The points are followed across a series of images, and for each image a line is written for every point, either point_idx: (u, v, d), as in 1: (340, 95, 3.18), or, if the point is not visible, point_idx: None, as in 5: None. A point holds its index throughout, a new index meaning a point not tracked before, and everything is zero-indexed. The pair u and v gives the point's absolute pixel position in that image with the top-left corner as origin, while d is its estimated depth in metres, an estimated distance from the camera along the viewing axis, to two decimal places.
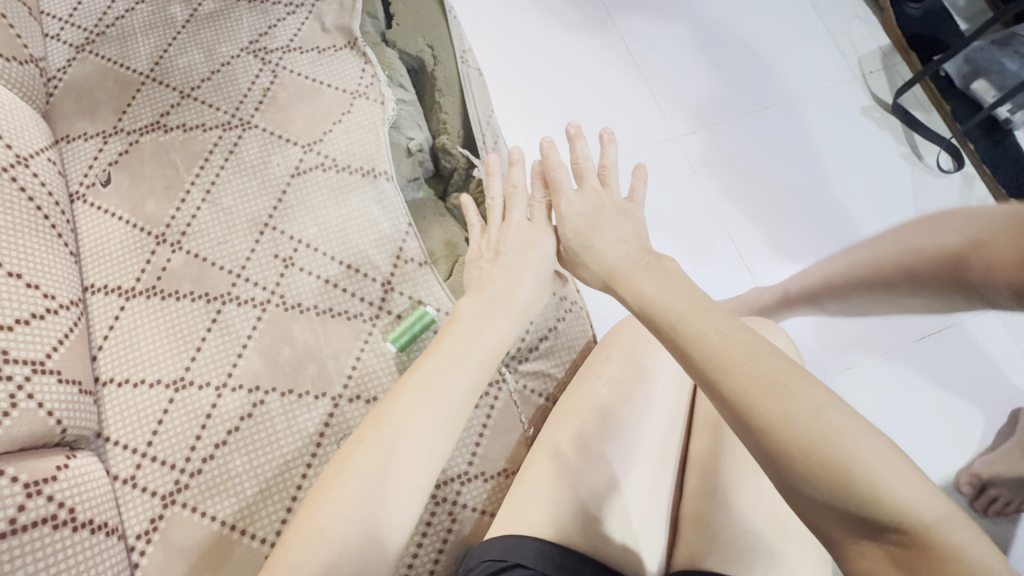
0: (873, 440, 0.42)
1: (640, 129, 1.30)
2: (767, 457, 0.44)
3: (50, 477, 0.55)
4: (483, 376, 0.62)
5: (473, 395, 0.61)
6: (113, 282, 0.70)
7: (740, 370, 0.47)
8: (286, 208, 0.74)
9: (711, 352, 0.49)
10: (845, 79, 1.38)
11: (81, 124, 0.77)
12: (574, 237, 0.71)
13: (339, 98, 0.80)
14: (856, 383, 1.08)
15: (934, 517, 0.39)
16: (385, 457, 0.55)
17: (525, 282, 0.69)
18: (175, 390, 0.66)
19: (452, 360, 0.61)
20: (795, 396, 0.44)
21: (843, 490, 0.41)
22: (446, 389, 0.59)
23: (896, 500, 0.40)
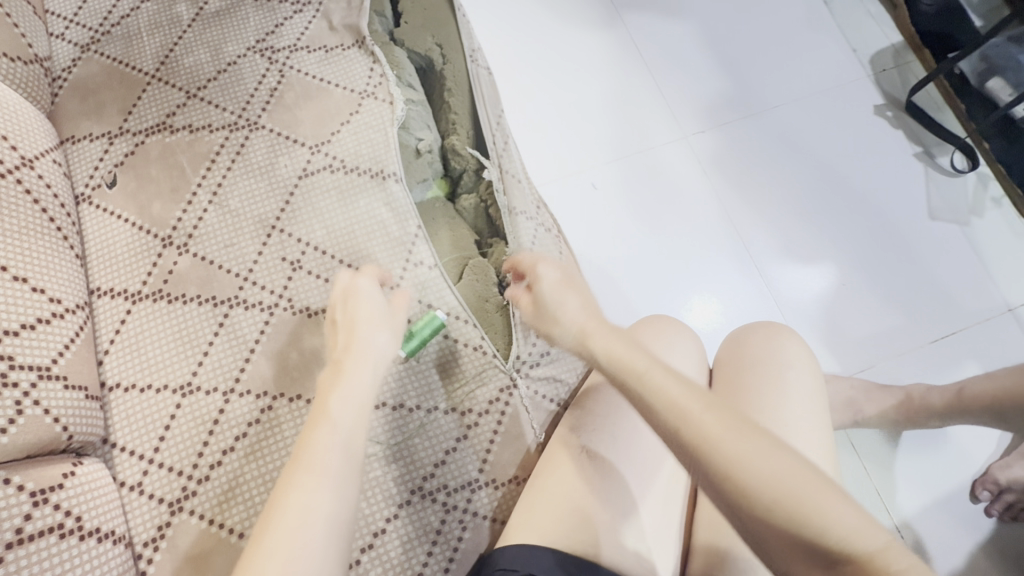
0: (816, 475, 0.41)
1: (649, 130, 1.29)
2: (729, 502, 0.42)
3: (56, 486, 0.54)
4: (356, 432, 0.52)
5: (353, 457, 0.50)
6: (119, 285, 0.69)
7: (697, 414, 0.45)
8: (293, 211, 0.73)
9: (662, 398, 0.47)
10: (857, 77, 1.36)
11: (87, 125, 0.76)
12: (548, 292, 0.59)
13: (347, 98, 0.79)
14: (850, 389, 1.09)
15: (876, 545, 0.39)
16: (288, 544, 0.43)
17: (368, 328, 0.59)
18: (182, 396, 0.65)
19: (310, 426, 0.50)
20: (749, 436, 0.43)
21: (798, 525, 0.39)
22: (321, 459, 0.48)
23: (840, 532, 0.39)
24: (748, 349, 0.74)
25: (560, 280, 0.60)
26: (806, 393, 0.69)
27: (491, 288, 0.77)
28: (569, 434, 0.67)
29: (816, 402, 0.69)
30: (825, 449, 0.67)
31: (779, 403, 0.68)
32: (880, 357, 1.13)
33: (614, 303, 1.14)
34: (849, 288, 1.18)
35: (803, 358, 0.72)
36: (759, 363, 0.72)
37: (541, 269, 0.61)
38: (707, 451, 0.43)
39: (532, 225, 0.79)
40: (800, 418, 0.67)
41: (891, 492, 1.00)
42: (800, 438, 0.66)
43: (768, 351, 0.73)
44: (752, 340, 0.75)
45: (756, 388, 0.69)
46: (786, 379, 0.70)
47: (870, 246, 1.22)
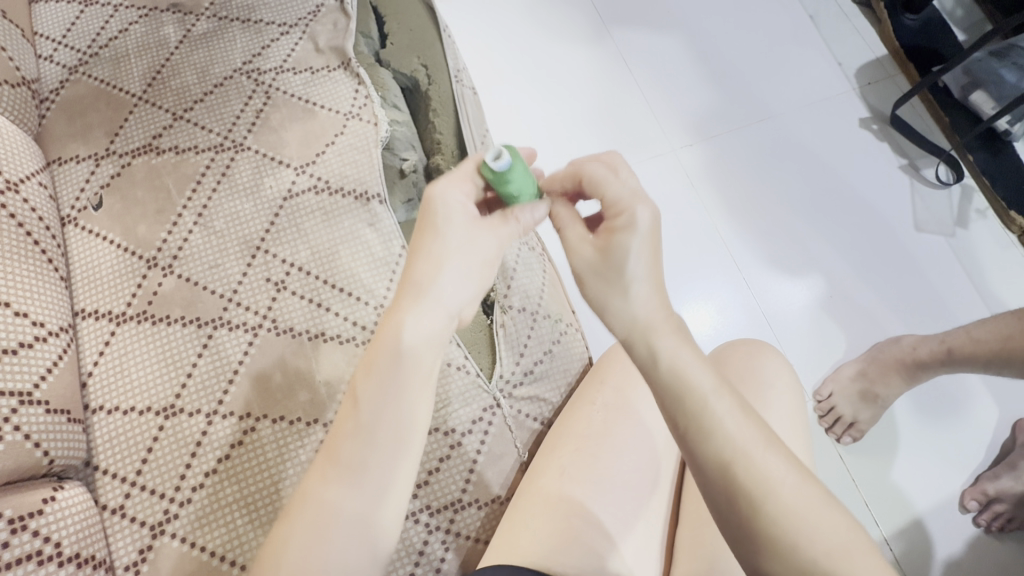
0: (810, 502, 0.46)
1: (635, 142, 1.30)
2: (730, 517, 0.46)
3: (36, 511, 0.55)
4: (419, 396, 0.55)
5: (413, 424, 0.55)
6: (104, 307, 0.69)
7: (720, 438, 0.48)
8: (278, 231, 0.74)
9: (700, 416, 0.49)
10: (843, 90, 1.37)
11: (73, 146, 0.77)
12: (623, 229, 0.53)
13: (332, 120, 0.79)
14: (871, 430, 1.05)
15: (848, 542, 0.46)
16: (324, 515, 0.51)
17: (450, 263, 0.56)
18: (164, 417, 0.65)
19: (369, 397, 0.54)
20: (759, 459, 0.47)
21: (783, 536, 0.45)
22: (371, 434, 0.53)
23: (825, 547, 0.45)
24: (731, 367, 0.74)
25: (647, 234, 0.53)
26: (786, 411, 0.70)
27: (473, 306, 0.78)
28: (552, 453, 0.67)
29: (795, 420, 0.70)
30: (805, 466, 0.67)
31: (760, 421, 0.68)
32: None
33: None
34: (836, 300, 1.19)
35: (784, 377, 0.72)
36: (741, 381, 0.72)
37: (635, 208, 0.54)
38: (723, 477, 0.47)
39: (517, 245, 0.80)
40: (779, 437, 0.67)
41: (879, 505, 1.01)
42: None
43: (751, 370, 0.72)
44: (735, 358, 0.75)
45: None
46: (768, 398, 0.70)
47: (855, 257, 1.23)
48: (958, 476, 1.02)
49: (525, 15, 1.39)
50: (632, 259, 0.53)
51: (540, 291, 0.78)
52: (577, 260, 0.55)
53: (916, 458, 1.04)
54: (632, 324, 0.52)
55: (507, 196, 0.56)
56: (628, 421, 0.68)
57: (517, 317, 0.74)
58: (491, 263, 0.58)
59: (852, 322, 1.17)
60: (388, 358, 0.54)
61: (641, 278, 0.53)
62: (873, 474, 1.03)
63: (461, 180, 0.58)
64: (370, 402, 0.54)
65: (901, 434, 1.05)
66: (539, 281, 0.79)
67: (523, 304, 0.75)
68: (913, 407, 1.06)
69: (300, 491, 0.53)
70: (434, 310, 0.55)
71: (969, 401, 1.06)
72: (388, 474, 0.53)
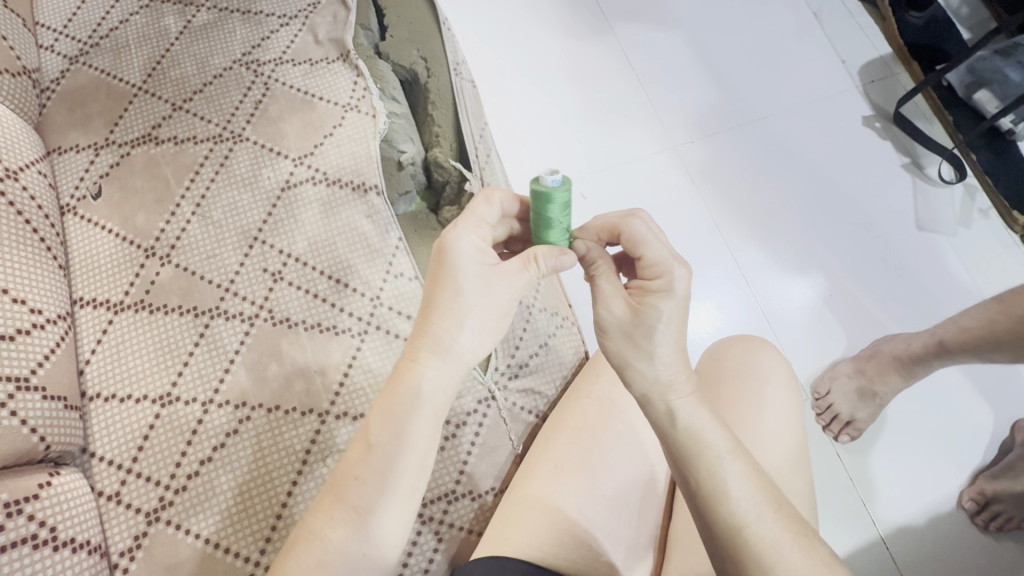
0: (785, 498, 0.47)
1: (636, 138, 1.30)
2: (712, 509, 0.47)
3: (32, 496, 0.55)
4: (431, 446, 0.58)
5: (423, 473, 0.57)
6: (102, 296, 0.70)
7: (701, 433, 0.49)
8: (276, 222, 0.74)
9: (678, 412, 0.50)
10: (845, 88, 1.37)
11: (73, 136, 0.77)
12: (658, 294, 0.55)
13: (330, 111, 0.80)
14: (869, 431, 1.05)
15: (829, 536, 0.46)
16: (328, 559, 0.52)
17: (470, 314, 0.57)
18: (161, 406, 0.65)
19: (385, 442, 0.55)
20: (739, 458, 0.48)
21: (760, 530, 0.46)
22: (387, 477, 0.55)
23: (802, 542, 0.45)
24: (728, 362, 0.73)
25: (680, 304, 0.55)
26: (782, 406, 0.69)
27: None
28: (545, 446, 0.67)
29: (791, 415, 0.69)
30: (799, 462, 0.67)
31: (754, 416, 0.68)
32: None
33: None
34: (836, 298, 1.19)
35: (781, 372, 0.72)
36: (737, 376, 0.71)
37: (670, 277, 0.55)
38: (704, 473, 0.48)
39: None
40: (774, 432, 0.67)
41: (877, 504, 1.01)
42: (773, 452, 0.66)
43: (747, 366, 0.72)
44: (732, 354, 0.74)
45: (733, 402, 0.69)
46: (763, 393, 0.70)
47: (856, 255, 1.22)
48: (957, 473, 1.02)
49: (527, 10, 1.38)
50: (661, 324, 0.55)
51: (536, 284, 0.78)
52: (605, 314, 0.57)
53: (915, 456, 1.03)
54: (648, 389, 0.56)
55: (544, 217, 0.55)
56: (623, 414, 0.68)
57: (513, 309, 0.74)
58: (508, 313, 0.60)
59: (851, 320, 1.17)
60: (401, 404, 0.56)
61: (667, 340, 0.56)
62: (872, 472, 1.03)
63: (480, 226, 0.57)
64: (387, 447, 0.55)
65: (899, 432, 1.05)
66: None
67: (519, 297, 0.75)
68: (911, 405, 1.06)
69: (301, 530, 0.54)
70: (451, 360, 0.58)
71: (966, 396, 1.06)
72: (395, 520, 0.55)
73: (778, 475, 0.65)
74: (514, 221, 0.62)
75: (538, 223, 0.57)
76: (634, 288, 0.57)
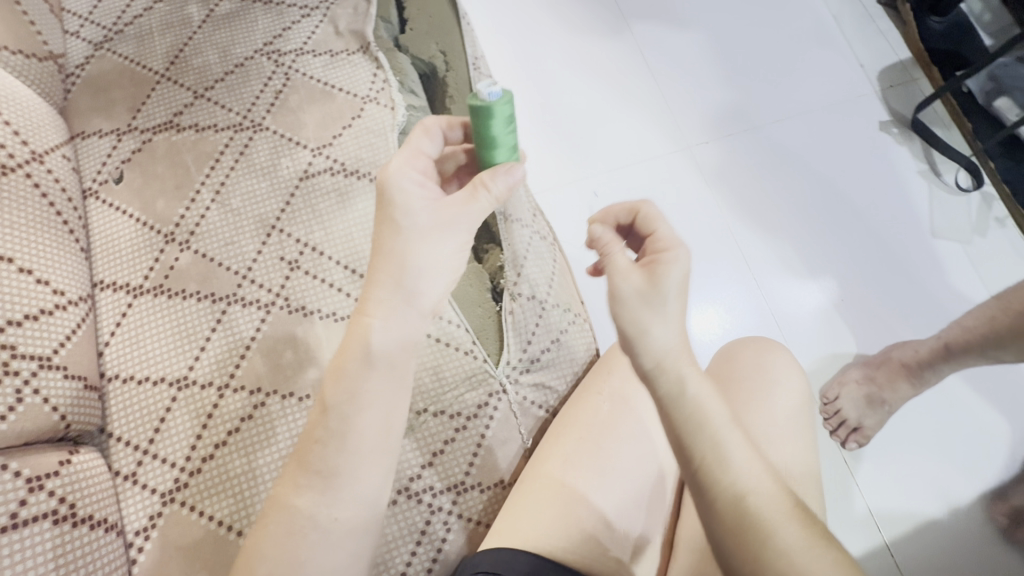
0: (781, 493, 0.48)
1: (651, 137, 1.29)
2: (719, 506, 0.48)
3: (52, 473, 0.56)
4: (396, 398, 0.57)
5: (387, 430, 0.56)
6: (122, 279, 0.71)
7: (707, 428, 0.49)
8: (294, 212, 0.75)
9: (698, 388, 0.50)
10: (863, 92, 1.36)
11: (96, 121, 0.78)
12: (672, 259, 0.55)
13: (350, 103, 0.80)
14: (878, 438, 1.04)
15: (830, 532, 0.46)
16: (302, 528, 0.53)
17: (421, 250, 0.57)
18: (178, 388, 0.66)
19: (343, 401, 0.55)
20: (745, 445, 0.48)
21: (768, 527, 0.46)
22: (349, 438, 0.54)
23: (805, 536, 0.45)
24: (739, 364, 0.73)
25: (688, 273, 0.55)
26: (793, 409, 0.69)
27: (482, 293, 0.78)
28: (555, 441, 0.68)
29: (802, 419, 0.69)
30: (809, 465, 0.67)
31: (766, 417, 0.68)
32: None
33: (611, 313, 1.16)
34: (847, 304, 1.18)
35: (793, 374, 0.72)
36: (749, 378, 0.71)
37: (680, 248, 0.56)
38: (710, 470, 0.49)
39: (528, 233, 0.80)
40: (784, 435, 0.67)
41: (883, 510, 1.01)
42: (783, 455, 0.66)
43: (760, 368, 0.72)
44: (744, 356, 0.74)
45: (744, 404, 0.69)
46: (774, 394, 0.70)
47: (869, 260, 1.22)
48: (967, 480, 1.01)
49: (546, 7, 1.38)
50: (673, 292, 0.54)
51: (549, 280, 0.78)
52: (622, 283, 0.54)
53: (926, 462, 1.03)
54: (661, 358, 0.53)
55: (488, 134, 0.55)
56: (634, 411, 0.68)
57: (526, 304, 0.74)
58: (465, 245, 0.60)
59: (862, 325, 1.17)
60: (357, 361, 0.56)
61: (676, 311, 0.55)
62: (879, 478, 1.03)
63: (416, 156, 0.60)
64: (344, 409, 0.55)
65: (909, 438, 1.04)
66: (549, 270, 0.79)
67: (532, 292, 0.75)
68: (921, 412, 1.05)
69: (271, 500, 0.55)
70: (408, 300, 0.57)
71: (978, 404, 1.05)
72: (363, 485, 0.55)
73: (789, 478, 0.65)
74: (459, 148, 0.63)
75: (482, 145, 0.57)
76: (647, 261, 0.56)
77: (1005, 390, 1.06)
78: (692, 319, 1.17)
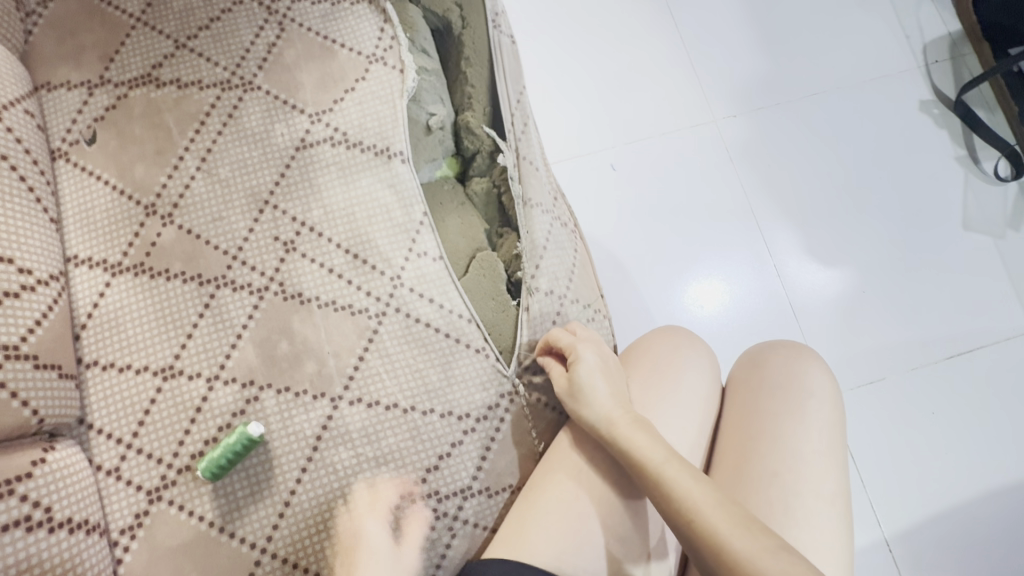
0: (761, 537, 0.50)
1: (677, 108, 1.20)
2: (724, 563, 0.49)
3: (25, 475, 0.52)
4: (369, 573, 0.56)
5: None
6: (98, 255, 0.64)
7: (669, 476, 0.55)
8: (289, 185, 0.67)
9: None
10: (906, 67, 1.25)
11: (64, 70, 0.68)
12: None
13: (353, 62, 0.71)
14: (879, 441, 1.05)
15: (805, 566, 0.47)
16: None
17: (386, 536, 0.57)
18: (163, 378, 0.61)
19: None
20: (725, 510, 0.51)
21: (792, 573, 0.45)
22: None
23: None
24: (769, 371, 0.69)
25: None
26: (828, 427, 0.65)
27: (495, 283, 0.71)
28: (573, 449, 0.65)
29: (836, 436, 0.65)
30: (840, 485, 0.63)
31: (795, 428, 0.64)
32: (893, 371, 1.08)
33: (622, 297, 1.10)
34: (870, 296, 1.13)
35: (826, 386, 0.67)
36: (778, 387, 0.67)
37: None
38: (717, 544, 0.50)
39: (548, 219, 0.74)
40: (816, 453, 0.63)
41: (883, 506, 1.01)
42: (814, 471, 0.62)
43: (790, 376, 0.68)
44: (773, 363, 0.70)
45: (775, 416, 0.65)
46: (807, 407, 0.65)
47: (897, 251, 1.15)
48: (960, 480, 1.02)
49: None
50: None
51: (569, 273, 0.72)
52: None
53: (914, 457, 1.04)
54: None
55: (228, 462, 0.58)
56: (641, 417, 0.61)
57: (544, 300, 0.69)
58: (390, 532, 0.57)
59: (886, 318, 1.11)
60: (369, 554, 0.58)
61: None
62: (881, 479, 1.02)
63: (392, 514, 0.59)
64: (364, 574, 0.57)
65: (904, 432, 1.05)
66: (569, 262, 0.73)
67: (551, 286, 0.70)
68: (913, 409, 1.06)
69: None
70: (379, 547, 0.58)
71: (973, 407, 1.07)
72: None
73: (818, 493, 0.61)
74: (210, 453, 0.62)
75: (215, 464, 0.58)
76: None
77: (984, 382, 1.08)
78: (690, 290, 1.11)
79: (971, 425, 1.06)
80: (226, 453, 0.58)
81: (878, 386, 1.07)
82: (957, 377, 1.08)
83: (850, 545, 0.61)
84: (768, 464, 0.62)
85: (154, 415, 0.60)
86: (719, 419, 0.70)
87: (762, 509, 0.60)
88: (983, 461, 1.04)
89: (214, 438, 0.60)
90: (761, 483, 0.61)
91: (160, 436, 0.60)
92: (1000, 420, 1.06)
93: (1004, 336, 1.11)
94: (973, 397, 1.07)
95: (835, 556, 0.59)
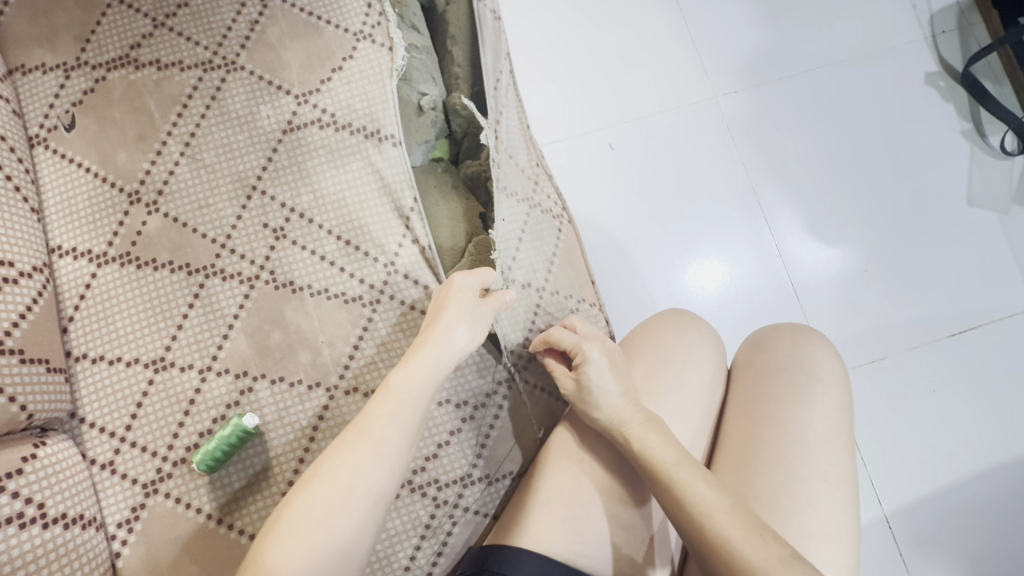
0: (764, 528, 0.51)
1: (676, 83, 1.16)
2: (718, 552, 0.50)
3: (15, 471, 0.51)
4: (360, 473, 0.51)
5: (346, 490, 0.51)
6: (82, 245, 0.62)
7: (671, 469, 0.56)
8: (277, 170, 0.65)
9: None
10: (912, 38, 1.21)
11: (38, 52, 0.66)
12: None
13: (340, 40, 0.68)
14: (880, 419, 1.04)
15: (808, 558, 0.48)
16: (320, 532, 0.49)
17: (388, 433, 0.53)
18: (154, 371, 0.60)
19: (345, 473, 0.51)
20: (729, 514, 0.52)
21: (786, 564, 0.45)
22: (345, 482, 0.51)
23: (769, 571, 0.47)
24: (774, 355, 0.68)
25: None
26: (834, 410, 0.64)
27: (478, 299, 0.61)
28: (575, 438, 0.65)
29: (842, 419, 0.64)
30: (845, 469, 0.62)
31: (801, 412, 0.63)
32: (895, 350, 1.07)
33: (620, 279, 1.08)
34: (873, 275, 1.11)
35: (833, 370, 0.66)
36: (784, 371, 0.66)
37: None
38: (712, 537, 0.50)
39: (526, 208, 0.72)
40: (821, 437, 0.62)
41: (884, 485, 1.01)
42: (819, 454, 0.61)
43: (796, 361, 0.67)
44: (779, 347, 0.68)
45: (781, 399, 0.64)
46: (813, 391, 0.64)
47: (899, 228, 1.13)
48: (961, 457, 1.03)
49: None
50: None
51: (548, 263, 0.71)
52: None
53: (916, 435, 1.04)
54: None
55: (223, 454, 0.57)
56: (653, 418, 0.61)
57: (522, 293, 0.68)
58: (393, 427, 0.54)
59: (889, 297, 1.10)
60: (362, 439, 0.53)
61: None
62: (882, 457, 1.03)
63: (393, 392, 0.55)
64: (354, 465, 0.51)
65: (906, 411, 1.05)
66: (548, 251, 0.72)
67: (528, 279, 0.69)
68: (914, 386, 1.06)
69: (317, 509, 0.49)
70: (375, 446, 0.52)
71: (975, 384, 1.06)
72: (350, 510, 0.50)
73: (824, 477, 0.60)
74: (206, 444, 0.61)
75: (212, 459, 0.57)
76: None
77: (987, 359, 1.07)
78: (689, 268, 1.10)
79: (973, 402, 1.05)
80: (222, 445, 0.57)
81: (880, 365, 1.07)
82: (960, 355, 1.08)
83: (855, 528, 0.61)
84: (772, 448, 0.62)
85: (146, 408, 0.59)
86: (725, 403, 0.69)
87: (767, 493, 0.59)
88: (984, 437, 1.04)
89: (209, 431, 0.59)
90: (766, 466, 0.61)
91: (155, 429, 0.59)
92: (1001, 396, 1.06)
93: (1007, 312, 1.10)
94: (975, 375, 1.07)
95: (840, 539, 0.59)
